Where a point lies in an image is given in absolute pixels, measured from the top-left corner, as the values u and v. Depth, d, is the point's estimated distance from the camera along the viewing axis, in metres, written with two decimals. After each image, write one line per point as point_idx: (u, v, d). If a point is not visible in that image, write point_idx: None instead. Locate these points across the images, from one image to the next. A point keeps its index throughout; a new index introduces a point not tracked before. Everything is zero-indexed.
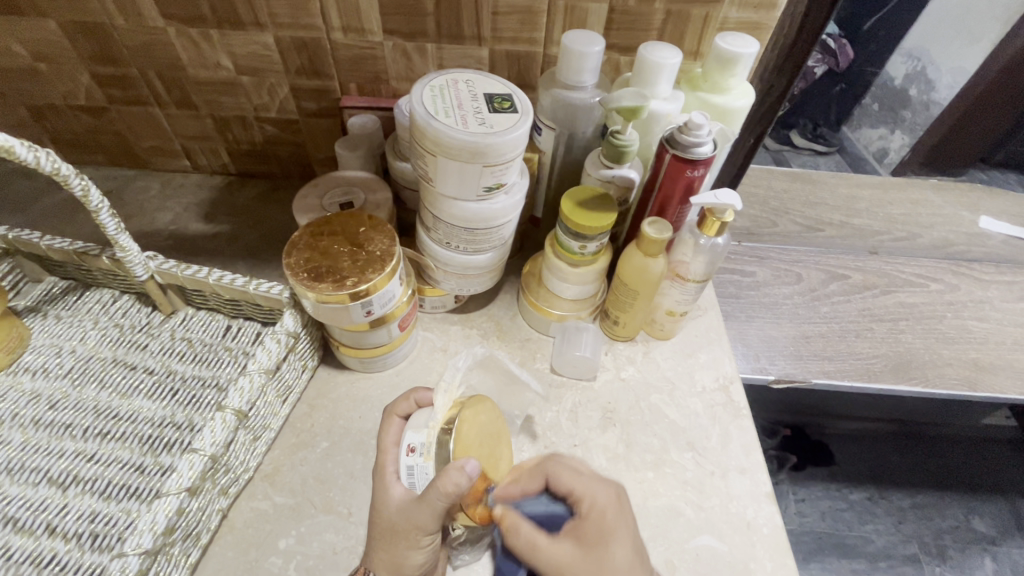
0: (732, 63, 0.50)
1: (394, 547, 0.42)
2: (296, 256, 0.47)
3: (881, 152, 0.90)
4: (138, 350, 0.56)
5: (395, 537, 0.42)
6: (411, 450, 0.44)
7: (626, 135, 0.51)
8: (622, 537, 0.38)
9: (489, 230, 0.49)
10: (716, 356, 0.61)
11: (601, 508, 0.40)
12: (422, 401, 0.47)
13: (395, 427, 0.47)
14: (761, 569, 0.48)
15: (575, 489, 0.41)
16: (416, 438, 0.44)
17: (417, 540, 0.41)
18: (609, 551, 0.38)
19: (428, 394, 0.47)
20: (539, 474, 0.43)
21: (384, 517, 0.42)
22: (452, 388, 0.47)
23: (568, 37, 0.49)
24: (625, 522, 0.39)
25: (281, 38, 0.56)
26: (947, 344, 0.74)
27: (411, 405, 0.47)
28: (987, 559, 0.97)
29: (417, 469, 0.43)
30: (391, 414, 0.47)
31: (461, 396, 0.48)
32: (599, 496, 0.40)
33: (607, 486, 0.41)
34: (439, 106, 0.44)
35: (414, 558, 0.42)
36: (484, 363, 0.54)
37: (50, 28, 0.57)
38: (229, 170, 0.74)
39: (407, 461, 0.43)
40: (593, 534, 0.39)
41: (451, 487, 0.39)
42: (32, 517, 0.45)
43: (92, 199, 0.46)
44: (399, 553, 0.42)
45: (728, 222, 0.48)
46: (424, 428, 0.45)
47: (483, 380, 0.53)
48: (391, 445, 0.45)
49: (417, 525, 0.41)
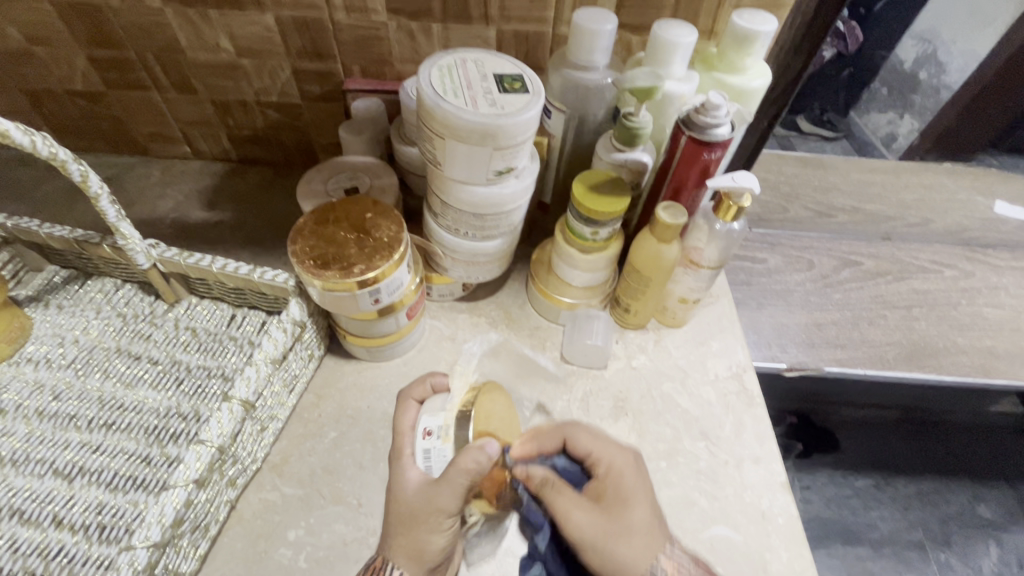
0: (748, 42, 0.48)
1: (415, 533, 0.40)
2: (302, 243, 0.46)
3: (889, 137, 0.86)
4: (142, 339, 0.55)
5: (417, 520, 0.40)
6: (428, 433, 0.44)
7: (639, 117, 0.49)
8: (642, 497, 0.42)
9: (499, 216, 0.48)
10: (729, 344, 0.60)
11: (619, 468, 0.43)
12: (439, 385, 0.48)
13: (411, 410, 0.47)
14: (776, 559, 0.47)
15: (593, 452, 0.44)
16: (432, 421, 0.44)
17: (439, 523, 0.40)
18: (627, 509, 0.41)
19: (444, 379, 0.49)
20: (558, 433, 0.46)
21: (404, 502, 0.41)
22: (467, 373, 0.50)
23: (579, 15, 0.48)
24: (643, 485, 0.42)
25: (282, 18, 0.54)
26: (960, 331, 0.73)
27: (427, 389, 0.48)
28: (992, 545, 0.97)
29: (434, 452, 0.43)
30: (406, 398, 0.48)
31: (476, 379, 0.50)
32: (617, 459, 0.44)
33: (624, 449, 0.44)
34: (448, 87, 0.43)
35: (435, 542, 0.41)
36: (495, 350, 0.55)
37: (44, 9, 0.55)
38: (230, 156, 0.72)
39: (424, 444, 0.43)
40: (614, 496, 0.42)
41: (470, 464, 0.39)
42: (38, 509, 0.45)
43: (91, 185, 0.44)
44: (421, 538, 0.40)
45: (745, 206, 0.47)
46: (440, 411, 0.45)
47: (498, 367, 0.54)
48: (406, 428, 0.46)
49: (440, 505, 0.40)
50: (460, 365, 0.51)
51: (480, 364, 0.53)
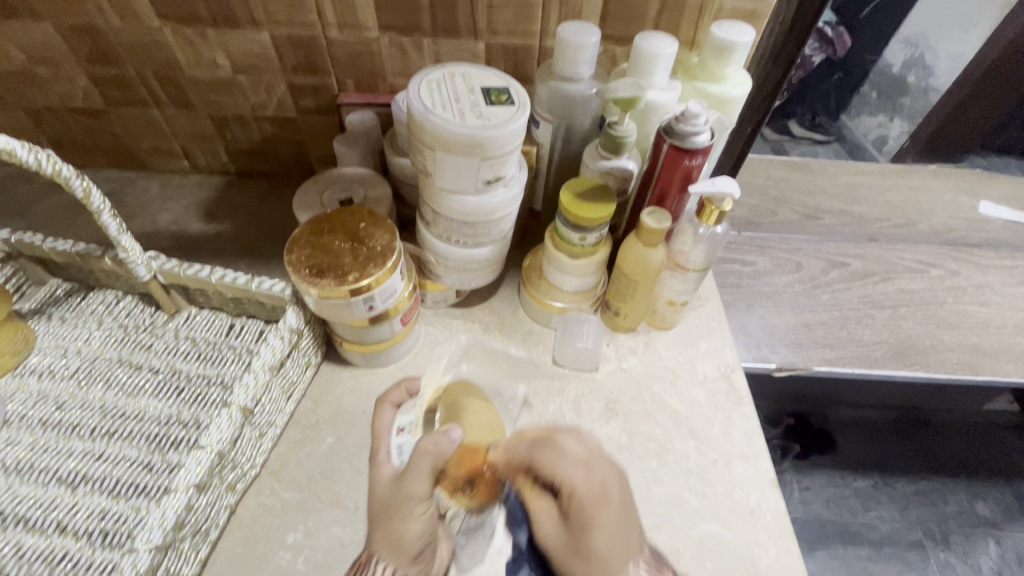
0: (728, 52, 0.50)
1: (391, 522, 0.41)
2: (297, 252, 0.47)
3: (880, 140, 0.88)
4: (143, 349, 0.56)
5: (391, 510, 0.41)
6: (400, 431, 0.48)
7: (623, 126, 0.51)
8: (605, 525, 0.43)
9: (489, 224, 0.49)
10: (718, 345, 0.61)
11: (593, 488, 0.44)
12: (413, 388, 0.49)
13: (388, 413, 0.48)
14: (765, 555, 0.48)
15: (563, 475, 0.45)
16: (404, 419, 0.49)
17: (411, 509, 0.41)
18: (588, 538, 0.42)
19: (416, 381, 0.50)
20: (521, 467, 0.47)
21: (378, 495, 0.43)
22: (440, 372, 0.56)
23: (563, 29, 0.49)
24: (618, 504, 0.44)
25: (277, 36, 0.56)
26: (947, 329, 0.74)
27: (402, 392, 0.49)
28: (991, 544, 0.98)
29: (406, 446, 0.46)
30: (383, 402, 0.48)
31: (446, 380, 0.55)
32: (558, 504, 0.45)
33: (590, 472, 0.45)
34: (437, 100, 0.44)
35: (412, 530, 0.41)
36: (468, 351, 0.58)
37: (47, 30, 0.57)
38: (228, 169, 0.74)
39: (397, 440, 0.47)
40: (578, 518, 0.43)
41: (430, 446, 0.40)
42: (42, 516, 0.46)
43: (93, 201, 0.46)
44: (397, 527, 0.41)
45: (727, 211, 0.49)
46: (411, 409, 0.50)
47: (473, 368, 0.57)
48: (383, 429, 0.47)
49: (410, 492, 0.41)
50: (432, 366, 0.57)
51: (453, 365, 0.56)
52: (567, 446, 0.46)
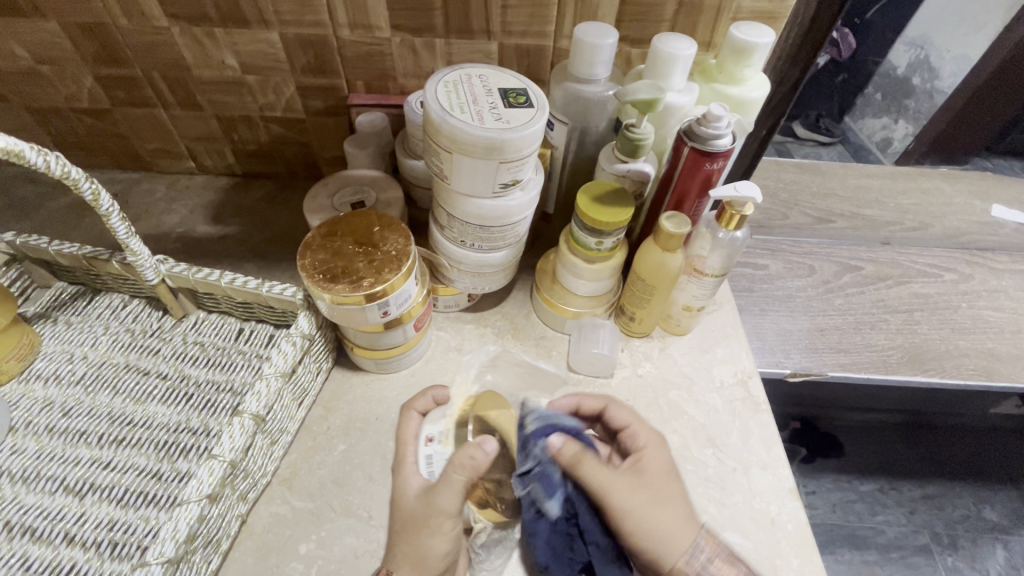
0: (747, 53, 0.49)
1: (418, 536, 0.41)
2: (310, 257, 0.46)
3: (884, 142, 0.89)
4: (150, 354, 0.55)
5: (417, 524, 0.41)
6: (431, 440, 0.46)
7: (641, 128, 0.50)
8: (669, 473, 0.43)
9: (505, 227, 0.48)
10: (734, 351, 0.60)
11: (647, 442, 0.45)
12: (441, 398, 0.49)
13: (414, 421, 0.47)
14: (786, 566, 0.47)
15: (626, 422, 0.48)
16: (434, 429, 0.47)
17: (440, 525, 0.40)
18: (664, 485, 0.42)
19: (445, 391, 0.49)
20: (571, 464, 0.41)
21: (406, 504, 0.42)
22: (468, 382, 0.53)
23: (580, 30, 0.48)
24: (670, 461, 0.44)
25: (287, 36, 0.55)
26: (962, 334, 0.74)
27: (429, 401, 0.48)
28: (1000, 549, 0.97)
29: (435, 457, 0.45)
30: (410, 410, 0.48)
31: (475, 390, 0.52)
32: (633, 501, 0.40)
33: (634, 492, 0.40)
34: (454, 102, 0.43)
35: (438, 547, 0.41)
36: (494, 362, 0.55)
37: (53, 29, 0.56)
38: (235, 170, 0.73)
39: (426, 450, 0.45)
40: (648, 471, 0.43)
41: (466, 460, 0.39)
42: (49, 527, 0.45)
43: (101, 203, 0.45)
44: (424, 542, 0.40)
45: (748, 215, 0.48)
46: (441, 418, 0.48)
47: (498, 378, 0.54)
48: (409, 437, 0.46)
49: (440, 507, 0.40)
50: (460, 375, 0.54)
51: (479, 376, 0.54)
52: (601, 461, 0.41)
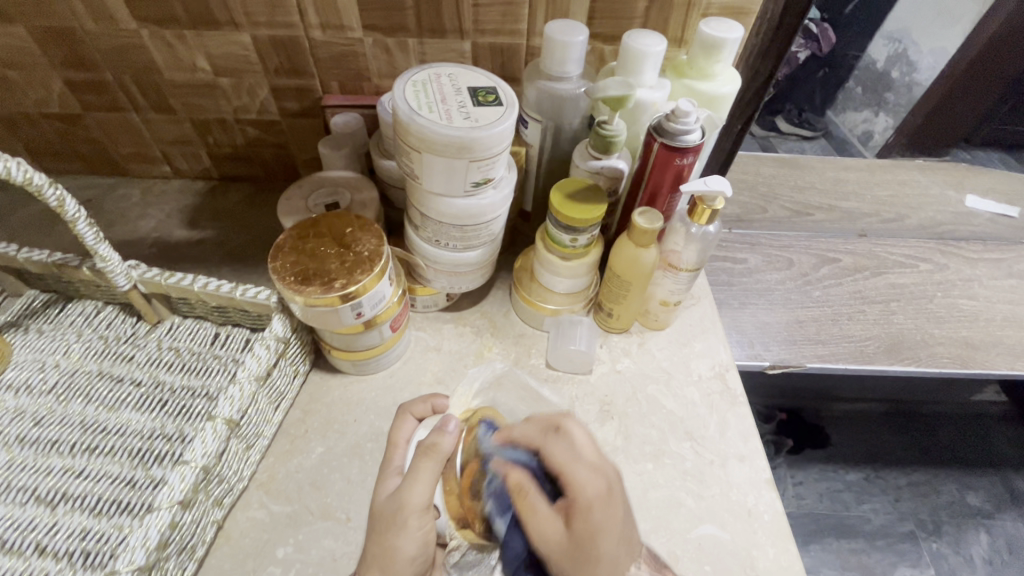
0: (717, 49, 0.49)
1: (386, 534, 0.39)
2: (282, 259, 0.46)
3: (864, 135, 0.89)
4: (124, 361, 0.54)
5: (386, 522, 0.40)
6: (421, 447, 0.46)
7: (613, 126, 0.50)
8: (611, 529, 0.36)
9: (479, 226, 0.48)
10: (712, 345, 0.61)
11: (590, 500, 0.37)
12: (439, 407, 0.46)
13: (409, 425, 0.46)
14: (763, 556, 0.48)
15: (567, 471, 0.38)
16: None
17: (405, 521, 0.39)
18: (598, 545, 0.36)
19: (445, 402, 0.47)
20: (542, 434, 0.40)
21: (378, 502, 0.41)
22: (469, 395, 0.47)
23: (550, 27, 0.48)
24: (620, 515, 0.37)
25: (258, 38, 0.55)
26: (937, 323, 0.75)
27: (428, 408, 0.47)
28: (982, 534, 0.99)
29: None
30: (405, 412, 0.46)
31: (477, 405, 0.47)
32: (589, 486, 0.37)
33: (597, 473, 0.38)
34: (422, 102, 0.43)
35: (406, 548, 0.39)
36: (501, 380, 0.50)
37: (19, 33, 0.55)
38: (211, 174, 0.72)
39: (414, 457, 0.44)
40: (581, 526, 0.36)
41: (431, 445, 0.40)
42: (20, 538, 0.44)
43: (68, 209, 0.44)
44: (391, 541, 0.39)
45: (719, 210, 0.48)
46: None
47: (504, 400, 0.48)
48: (400, 441, 0.45)
49: (408, 501, 0.39)
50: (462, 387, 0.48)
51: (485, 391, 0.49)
52: (577, 435, 0.40)
